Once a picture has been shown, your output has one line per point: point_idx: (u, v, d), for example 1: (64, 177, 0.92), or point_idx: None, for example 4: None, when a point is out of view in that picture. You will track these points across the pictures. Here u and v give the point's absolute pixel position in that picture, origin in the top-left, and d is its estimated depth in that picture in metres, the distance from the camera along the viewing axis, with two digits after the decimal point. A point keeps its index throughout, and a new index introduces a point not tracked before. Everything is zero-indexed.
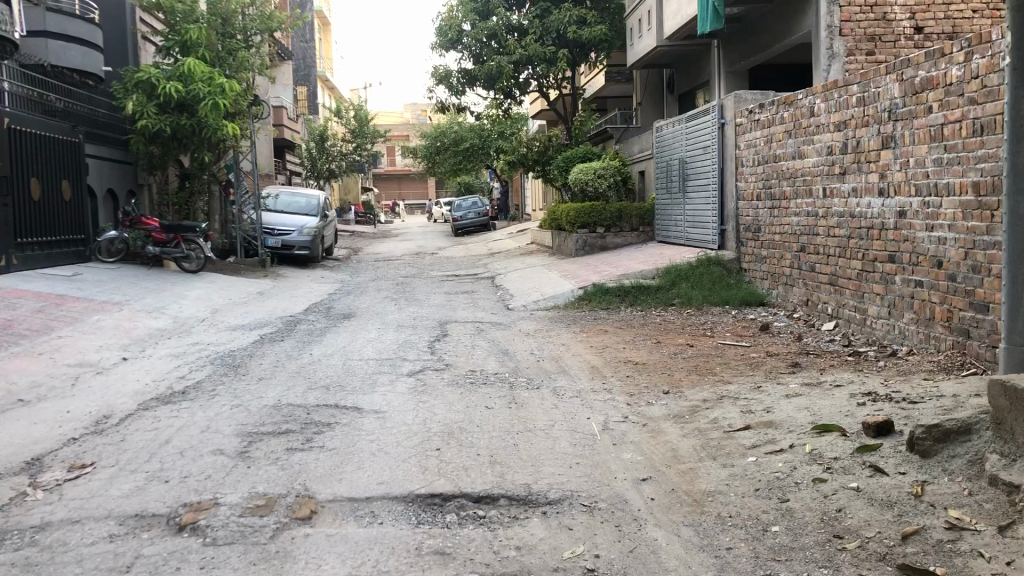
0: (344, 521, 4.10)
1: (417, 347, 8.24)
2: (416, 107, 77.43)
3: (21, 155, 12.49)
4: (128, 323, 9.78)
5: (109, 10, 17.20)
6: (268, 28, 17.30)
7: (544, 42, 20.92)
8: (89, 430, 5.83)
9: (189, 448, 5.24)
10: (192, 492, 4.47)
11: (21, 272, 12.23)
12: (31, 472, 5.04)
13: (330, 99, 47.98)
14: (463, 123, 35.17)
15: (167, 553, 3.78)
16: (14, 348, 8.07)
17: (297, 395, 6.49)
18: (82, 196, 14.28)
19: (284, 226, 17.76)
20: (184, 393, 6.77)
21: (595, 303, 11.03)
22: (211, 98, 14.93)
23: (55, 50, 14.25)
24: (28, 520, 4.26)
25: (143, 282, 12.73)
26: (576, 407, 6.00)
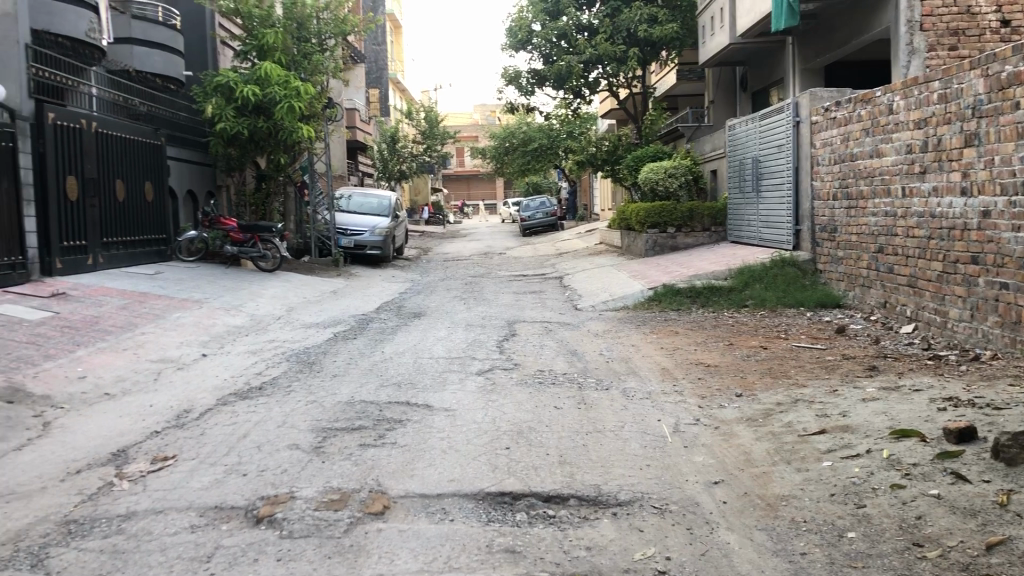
0: (415, 517, 4.15)
1: (486, 346, 8.28)
2: (486, 108, 77.83)
3: (107, 158, 12.95)
4: (207, 320, 10.07)
5: (190, 16, 17.72)
6: (343, 31, 17.53)
7: (614, 41, 20.81)
8: (171, 424, 6.04)
9: (266, 443, 5.37)
10: (268, 485, 4.59)
11: (107, 271, 12.68)
12: (117, 463, 5.23)
13: (400, 101, 48.53)
14: (532, 124, 35.20)
15: (246, 544, 3.88)
16: (101, 344, 8.38)
17: (370, 392, 6.59)
18: (163, 197, 14.73)
19: (356, 226, 18.02)
20: (262, 389, 6.95)
21: (665, 304, 10.95)
22: (286, 101, 15.25)
23: (139, 56, 14.73)
24: (115, 509, 4.43)
25: (220, 280, 13.08)
26: (646, 409, 5.96)
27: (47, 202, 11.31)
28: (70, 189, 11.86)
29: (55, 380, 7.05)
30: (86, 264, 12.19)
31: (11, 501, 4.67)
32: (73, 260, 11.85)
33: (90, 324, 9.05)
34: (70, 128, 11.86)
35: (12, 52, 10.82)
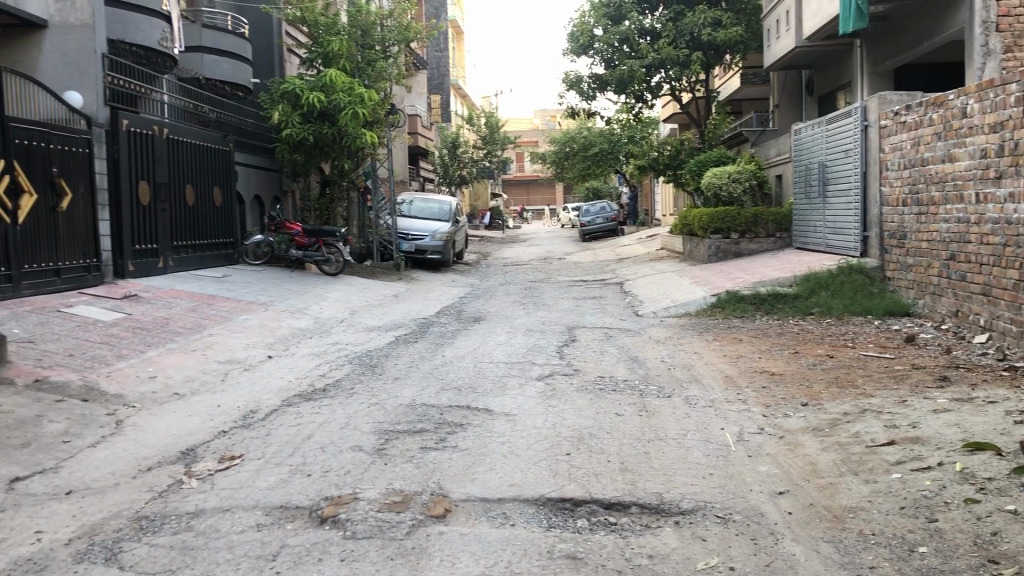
0: (476, 521, 4.17)
1: (546, 352, 8.28)
2: (546, 113, 77.92)
3: (177, 164, 13.29)
4: (273, 322, 10.27)
5: (258, 24, 18.11)
6: (406, 38, 17.72)
7: (677, 45, 20.65)
8: (237, 424, 6.16)
9: (330, 444, 5.44)
10: (332, 486, 4.65)
11: (177, 273, 13.01)
12: (186, 461, 5.36)
13: (461, 107, 48.91)
14: (593, 129, 35.12)
15: (310, 544, 3.94)
16: (171, 344, 8.60)
17: (431, 395, 6.64)
18: (231, 202, 15.05)
19: (418, 231, 18.16)
20: (325, 390, 7.05)
21: (728, 311, 10.82)
22: (351, 108, 15.47)
23: (210, 64, 15.10)
24: (184, 507, 4.53)
25: (285, 284, 13.32)
26: (708, 418, 5.89)
27: (121, 206, 11.64)
28: (142, 193, 12.19)
29: (127, 379, 7.26)
30: (157, 266, 12.53)
31: (86, 495, 4.82)
32: (144, 262, 12.18)
33: (160, 325, 9.29)
34: (142, 134, 12.20)
35: (89, 62, 11.19)
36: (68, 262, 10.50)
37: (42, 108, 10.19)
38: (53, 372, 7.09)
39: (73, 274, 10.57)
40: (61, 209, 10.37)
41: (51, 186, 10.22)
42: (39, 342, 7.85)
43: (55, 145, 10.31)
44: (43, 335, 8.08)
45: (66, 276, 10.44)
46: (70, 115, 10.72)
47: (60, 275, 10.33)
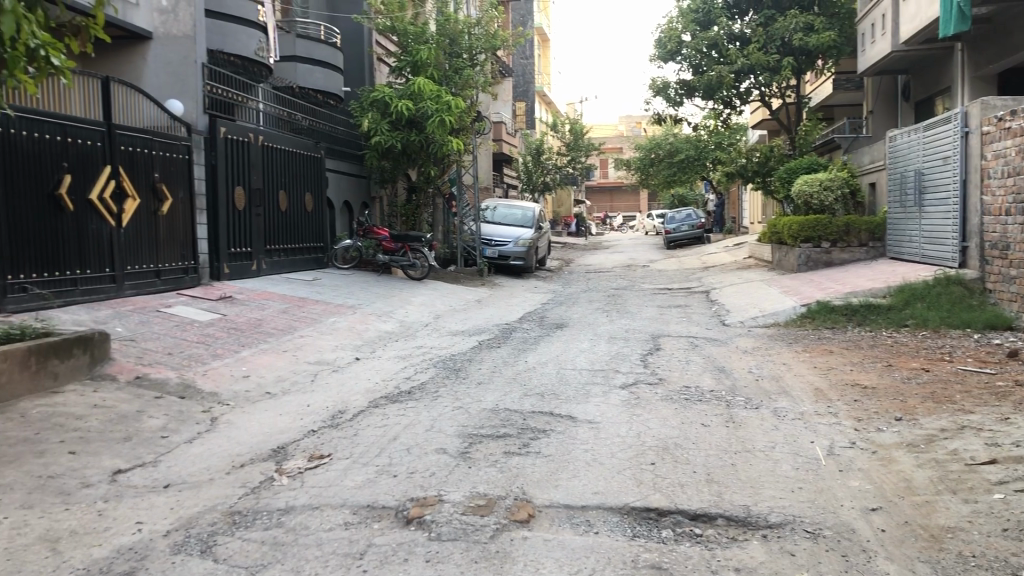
0: (560, 528, 4.17)
1: (630, 360, 8.22)
2: (631, 120, 77.49)
3: (272, 170, 13.69)
4: (360, 325, 10.48)
5: (349, 34, 18.53)
6: (492, 46, 17.73)
7: (767, 51, 20.30)
8: (327, 424, 6.30)
9: (416, 446, 5.53)
10: (418, 487, 4.72)
11: (268, 276, 13.38)
12: (277, 459, 5.50)
13: (546, 114, 49.03)
14: (679, 135, 34.72)
15: (397, 544, 4.00)
16: (263, 345, 8.86)
17: (514, 401, 6.67)
18: (321, 208, 15.42)
19: (501, 237, 18.23)
20: (411, 393, 7.16)
21: (818, 321, 10.57)
22: (438, 115, 15.65)
23: (302, 72, 15.48)
24: (276, 503, 4.66)
25: (373, 288, 13.57)
26: (798, 430, 5.77)
27: (217, 210, 12.05)
28: (238, 198, 12.60)
29: (222, 378, 7.51)
30: (250, 269, 12.92)
31: (183, 489, 5.00)
32: (239, 265, 12.58)
33: (253, 326, 9.58)
34: (239, 141, 12.62)
35: (189, 70, 11.61)
36: (168, 264, 10.92)
37: (145, 115, 10.61)
38: (153, 370, 7.39)
39: (172, 276, 10.99)
40: (162, 212, 10.78)
41: (153, 191, 10.63)
42: (140, 340, 8.19)
43: (157, 151, 10.73)
44: (143, 334, 8.41)
45: (165, 277, 10.85)
46: (172, 122, 11.13)
47: (160, 276, 10.74)
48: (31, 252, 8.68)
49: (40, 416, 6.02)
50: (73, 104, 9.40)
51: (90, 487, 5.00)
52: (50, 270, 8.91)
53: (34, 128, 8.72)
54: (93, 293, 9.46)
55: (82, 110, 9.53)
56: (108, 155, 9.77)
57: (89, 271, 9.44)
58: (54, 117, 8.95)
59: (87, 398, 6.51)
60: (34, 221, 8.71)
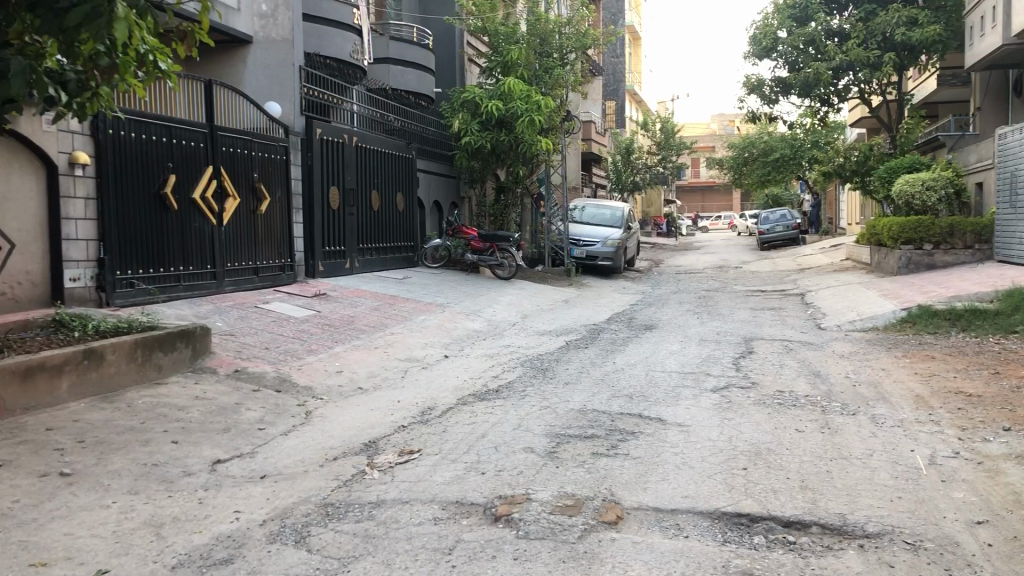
0: (649, 531, 4.12)
1: (721, 363, 8.07)
2: (724, 119, 76.25)
3: (365, 170, 13.97)
4: (449, 323, 10.59)
5: (442, 35, 18.82)
6: (583, 45, 17.64)
7: (868, 46, 19.67)
8: (416, 420, 6.38)
9: (503, 444, 5.55)
10: (506, 485, 4.73)
11: (361, 274, 13.66)
12: (368, 453, 5.61)
13: (636, 113, 48.66)
14: (774, 133, 33.88)
15: (484, 541, 4.02)
16: (355, 341, 9.05)
17: (602, 402, 6.64)
18: (412, 207, 15.68)
19: (589, 237, 17.99)
20: (499, 391, 7.20)
21: (919, 326, 10.16)
22: (527, 115, 15.72)
23: (395, 74, 15.75)
24: (367, 496, 4.75)
25: (462, 287, 13.72)
26: (897, 438, 5.58)
27: (313, 209, 12.37)
28: (332, 198, 12.90)
29: (316, 373, 7.71)
30: (343, 267, 13.21)
31: (278, 480, 5.15)
32: (333, 263, 12.88)
33: (346, 323, 9.79)
34: (334, 143, 12.93)
35: (288, 73, 11.94)
36: (266, 261, 11.26)
37: (246, 118, 10.96)
38: (251, 364, 7.63)
39: (269, 273, 11.33)
40: (260, 211, 11.11)
41: (252, 191, 10.98)
42: (239, 335, 8.46)
43: (256, 152, 11.07)
44: (242, 329, 8.69)
45: (263, 274, 11.20)
46: (271, 124, 11.46)
47: (258, 274, 11.09)
48: (139, 249, 9.07)
49: (145, 406, 6.29)
50: (179, 107, 9.77)
51: (191, 476, 5.19)
52: (156, 266, 9.29)
53: (142, 130, 9.10)
54: (195, 289, 9.82)
55: (186, 113, 9.88)
56: (210, 156, 10.12)
57: (191, 267, 9.80)
58: (161, 119, 9.32)
59: (189, 390, 6.77)
60: (141, 220, 9.09)
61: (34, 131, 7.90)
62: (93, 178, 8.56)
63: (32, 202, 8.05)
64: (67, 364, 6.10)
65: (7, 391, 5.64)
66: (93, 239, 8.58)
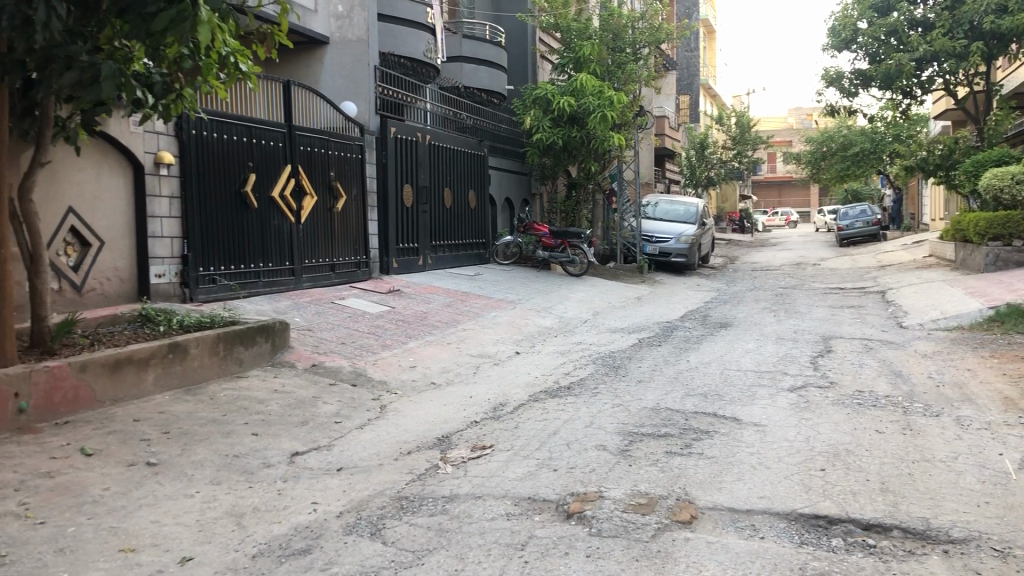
0: (724, 531, 4.08)
1: (798, 362, 7.93)
2: (802, 112, 74.65)
3: (438, 168, 14.10)
4: (521, 320, 10.62)
5: (514, 33, 18.91)
6: (656, 39, 17.50)
7: (954, 36, 18.93)
8: (488, 415, 6.43)
9: (576, 441, 5.55)
10: (578, 483, 4.73)
11: (434, 270, 13.81)
12: (442, 448, 5.67)
13: (710, 107, 48.02)
14: (853, 126, 33.02)
15: (557, 537, 4.03)
16: (428, 337, 9.17)
17: (675, 400, 6.58)
18: (483, 204, 15.78)
19: (663, 233, 17.72)
20: (571, 389, 7.18)
21: (1008, 326, 9.78)
22: (600, 111, 15.67)
23: (468, 73, 15.84)
24: (440, 491, 4.80)
25: (534, 283, 13.75)
26: (984, 441, 5.39)
27: (388, 206, 12.54)
28: (406, 195, 13.06)
29: (391, 368, 7.83)
30: (417, 264, 13.37)
31: (354, 473, 5.24)
32: (407, 259, 13.05)
33: (419, 319, 9.91)
34: (408, 141, 13.08)
35: (363, 73, 12.11)
36: (342, 258, 11.48)
37: (322, 117, 11.16)
38: (328, 358, 7.80)
39: (345, 270, 11.54)
40: (337, 209, 11.32)
41: (329, 189, 11.19)
42: (316, 329, 8.64)
43: (333, 151, 11.27)
44: (318, 324, 8.88)
45: (339, 270, 11.42)
46: (347, 123, 11.66)
47: (334, 270, 11.30)
48: (222, 246, 9.34)
49: (226, 398, 6.47)
50: (259, 107, 10.01)
51: (271, 467, 5.32)
52: (237, 263, 9.56)
53: (224, 130, 9.37)
54: (274, 284, 10.06)
55: (266, 113, 10.12)
56: (289, 155, 10.34)
57: (271, 264, 10.05)
58: (241, 119, 9.57)
59: (268, 383, 6.95)
60: (223, 217, 9.35)
61: (122, 132, 8.18)
62: (177, 177, 8.85)
63: (121, 201, 8.33)
64: (153, 356, 6.31)
65: (97, 381, 5.86)
66: (177, 236, 8.86)
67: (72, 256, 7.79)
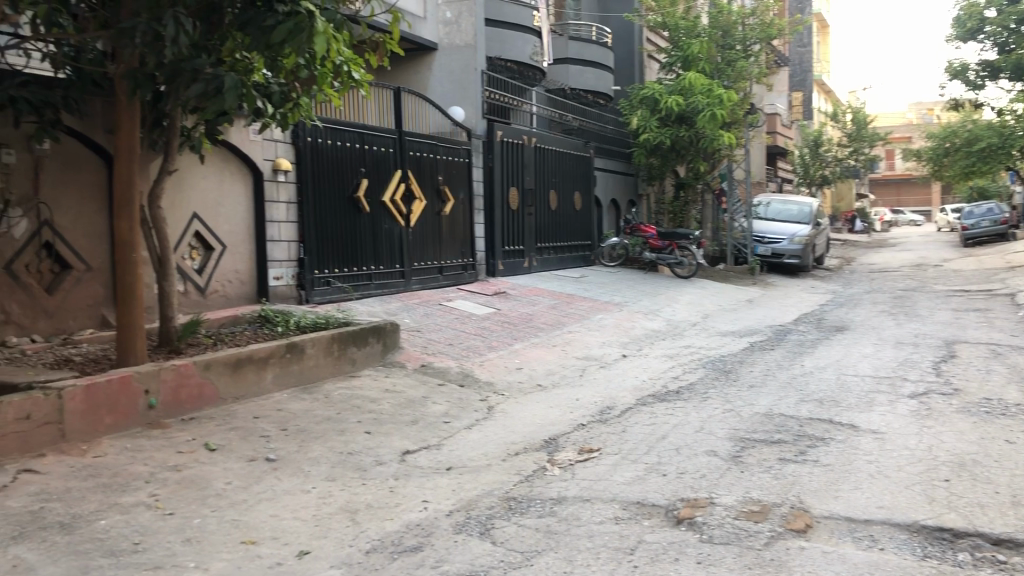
0: (841, 541, 3.94)
1: (920, 367, 7.61)
2: (923, 107, 71.59)
3: (544, 170, 14.16)
4: (628, 322, 10.55)
5: (620, 33, 18.84)
6: (768, 36, 17.00)
7: None
8: (596, 418, 6.41)
9: (685, 446, 5.47)
10: (688, 488, 4.67)
11: (539, 273, 13.87)
12: (549, 450, 5.68)
13: (825, 104, 46.53)
14: (980, 120, 31.37)
15: (667, 543, 3.99)
16: (534, 339, 9.21)
17: (789, 406, 6.41)
18: (589, 206, 15.77)
19: (775, 234, 17.31)
20: (679, 393, 7.09)
21: None
22: (709, 109, 15.43)
23: (574, 74, 15.85)
24: (548, 493, 4.82)
25: (641, 285, 13.65)
26: None
27: (494, 210, 12.67)
28: (513, 198, 13.16)
29: (498, 369, 7.92)
30: (523, 266, 13.46)
31: (463, 472, 5.31)
32: (513, 262, 13.16)
33: (525, 321, 9.97)
34: (515, 144, 13.18)
35: (471, 78, 12.27)
36: (450, 260, 11.65)
37: (431, 122, 11.38)
38: (437, 359, 7.94)
39: (453, 272, 11.71)
40: (445, 212, 11.50)
41: (437, 193, 11.38)
42: (425, 331, 8.81)
43: (441, 156, 11.47)
44: (428, 325, 9.05)
45: (448, 273, 11.60)
46: (454, 128, 11.84)
47: (442, 272, 11.48)
48: (336, 249, 9.62)
49: (341, 397, 6.66)
50: (369, 114, 10.27)
51: (383, 465, 5.45)
52: (351, 265, 9.82)
53: (337, 137, 9.64)
54: (385, 287, 10.30)
55: (376, 120, 10.37)
56: (399, 160, 10.56)
57: (382, 267, 10.29)
58: (354, 126, 9.84)
59: (380, 383, 7.13)
60: (337, 221, 9.63)
61: (242, 140, 8.52)
62: (294, 184, 9.17)
63: (241, 206, 8.67)
64: (272, 356, 6.56)
65: (220, 380, 6.12)
66: (294, 241, 9.18)
67: (197, 260, 8.17)
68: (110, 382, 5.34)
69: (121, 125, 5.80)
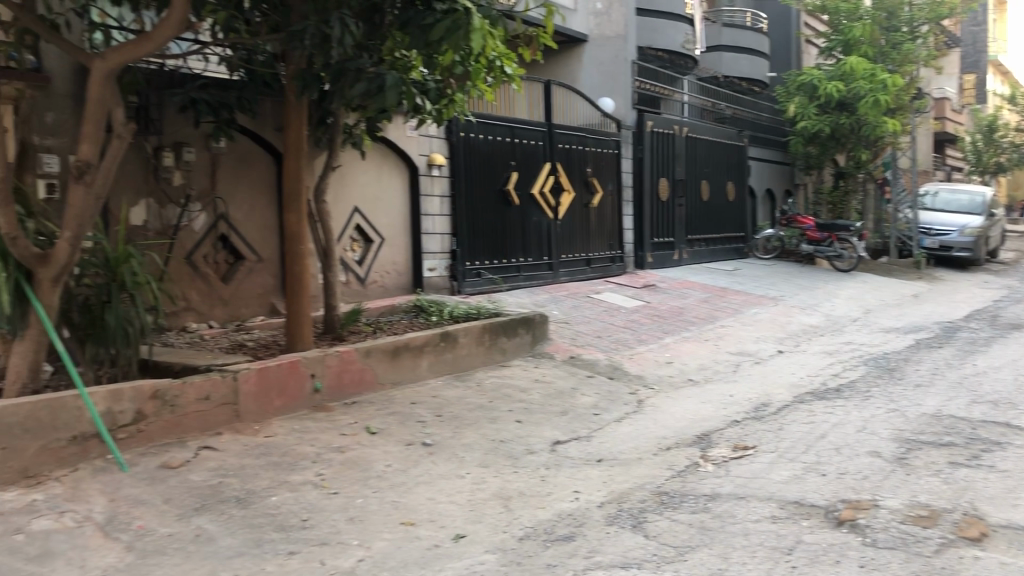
0: (1020, 552, 3.71)
1: None
2: None
3: (695, 160, 13.91)
4: (783, 317, 10.24)
5: (778, 18, 18.34)
6: (937, 16, 15.80)
7: None
8: (750, 415, 6.27)
9: (846, 446, 5.28)
10: (850, 489, 4.51)
11: (690, 265, 13.64)
12: (702, 446, 5.60)
13: (1001, 86, 43.35)
14: None
15: (827, 545, 3.87)
16: (685, 333, 9.08)
17: (960, 407, 6.07)
18: (742, 197, 15.38)
19: (943, 226, 16.34)
20: (839, 391, 6.83)
21: None
22: (871, 95, 14.79)
23: (727, 61, 15.53)
24: (702, 488, 4.76)
25: (796, 279, 13.21)
26: None
27: (643, 202, 12.58)
28: (662, 189, 13.01)
29: (647, 363, 7.87)
30: (672, 258, 13.30)
31: (614, 465, 5.32)
32: (661, 254, 13.01)
33: (675, 314, 9.85)
34: (665, 134, 13.02)
35: (621, 69, 12.22)
36: (597, 252, 11.66)
37: (581, 114, 11.40)
38: (586, 351, 7.97)
39: (600, 264, 11.71)
40: (593, 205, 11.51)
41: (586, 185, 11.40)
42: (574, 323, 8.87)
43: (591, 148, 11.47)
44: (576, 317, 9.10)
45: (595, 265, 11.61)
46: (604, 120, 11.81)
47: (590, 264, 11.50)
48: (486, 241, 9.81)
49: (493, 386, 6.80)
50: (521, 108, 10.40)
51: (534, 454, 5.53)
52: (501, 258, 9.99)
53: (489, 131, 9.83)
54: (534, 279, 10.42)
55: (528, 113, 10.49)
56: (549, 153, 10.65)
57: (531, 258, 10.41)
58: (505, 121, 9.99)
59: (530, 373, 7.24)
60: (488, 215, 9.82)
61: (400, 136, 8.80)
62: (448, 178, 9.40)
63: (398, 199, 8.96)
64: (428, 345, 6.77)
65: (380, 366, 6.37)
66: (448, 233, 9.43)
67: (357, 252, 8.52)
68: (280, 366, 5.67)
69: (290, 124, 6.11)
